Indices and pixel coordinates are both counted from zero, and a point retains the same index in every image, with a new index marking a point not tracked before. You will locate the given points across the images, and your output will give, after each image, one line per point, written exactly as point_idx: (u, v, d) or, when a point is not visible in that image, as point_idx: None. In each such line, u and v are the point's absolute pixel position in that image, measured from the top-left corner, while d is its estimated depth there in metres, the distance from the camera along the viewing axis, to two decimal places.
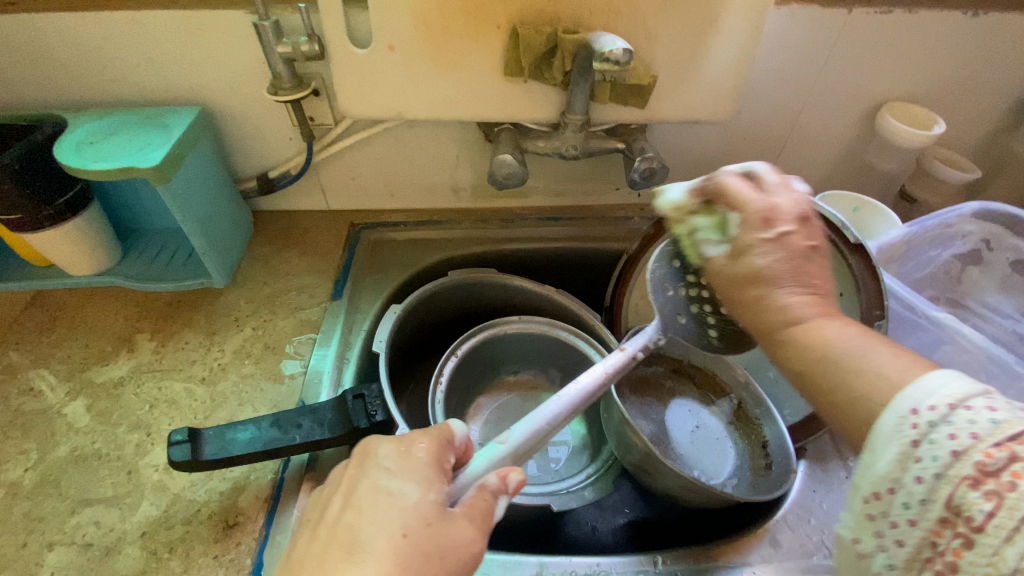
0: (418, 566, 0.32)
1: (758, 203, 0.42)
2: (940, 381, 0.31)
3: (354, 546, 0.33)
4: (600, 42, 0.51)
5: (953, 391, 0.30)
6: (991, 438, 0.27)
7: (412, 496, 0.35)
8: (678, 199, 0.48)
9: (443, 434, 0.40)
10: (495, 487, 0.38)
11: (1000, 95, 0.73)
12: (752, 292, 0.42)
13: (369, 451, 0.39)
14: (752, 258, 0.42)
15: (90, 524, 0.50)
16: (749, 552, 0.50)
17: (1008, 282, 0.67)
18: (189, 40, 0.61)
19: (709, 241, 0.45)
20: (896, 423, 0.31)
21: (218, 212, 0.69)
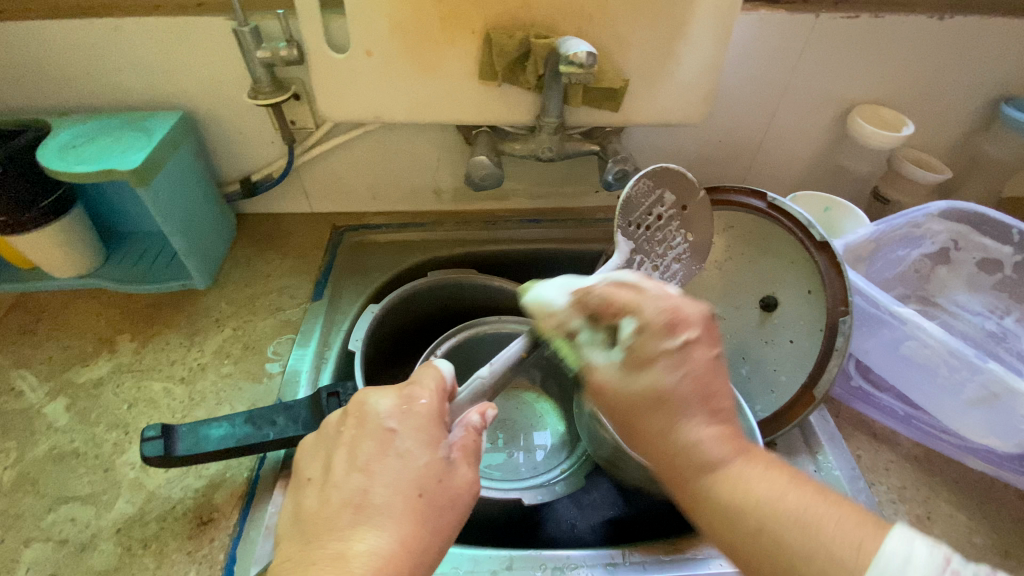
0: (436, 517, 0.37)
1: (658, 308, 0.40)
2: (902, 557, 0.29)
3: (366, 510, 0.36)
4: (567, 46, 0.52)
5: (923, 566, 0.29)
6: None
7: (420, 456, 0.38)
8: (557, 305, 0.46)
9: (439, 384, 0.43)
10: (476, 424, 0.42)
11: (967, 97, 0.75)
12: (656, 421, 0.38)
13: (367, 409, 0.40)
14: (653, 373, 0.38)
15: (66, 521, 0.51)
16: (718, 544, 0.51)
17: (975, 281, 0.69)
18: (170, 45, 0.63)
19: (596, 350, 0.42)
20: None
21: (199, 215, 0.70)
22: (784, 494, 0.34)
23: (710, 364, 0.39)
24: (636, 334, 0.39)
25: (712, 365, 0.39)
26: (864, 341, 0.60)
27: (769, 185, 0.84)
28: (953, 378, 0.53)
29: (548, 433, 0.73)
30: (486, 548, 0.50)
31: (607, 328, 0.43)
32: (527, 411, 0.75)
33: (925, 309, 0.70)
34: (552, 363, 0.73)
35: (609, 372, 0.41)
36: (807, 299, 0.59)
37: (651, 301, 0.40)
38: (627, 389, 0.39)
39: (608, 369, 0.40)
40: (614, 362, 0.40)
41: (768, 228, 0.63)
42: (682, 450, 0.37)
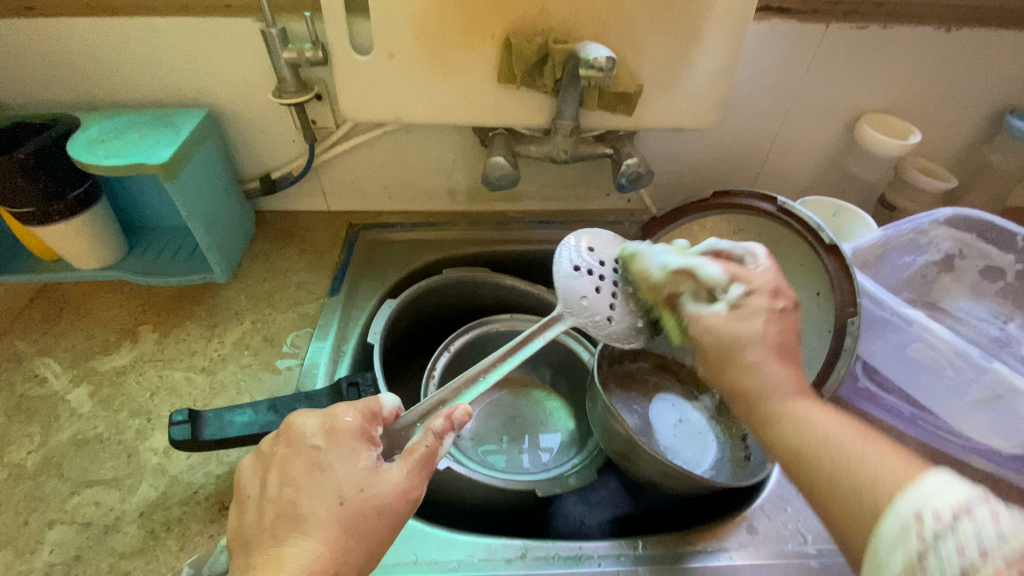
0: (360, 524, 0.38)
1: (761, 278, 0.45)
2: (942, 487, 0.30)
3: (297, 519, 0.37)
4: (587, 51, 0.54)
5: (954, 497, 0.29)
6: (1002, 555, 0.26)
7: (343, 470, 0.39)
8: (716, 275, 0.46)
9: (366, 407, 0.43)
10: (439, 429, 0.42)
11: (975, 106, 0.76)
12: (747, 358, 0.42)
13: (293, 428, 0.41)
14: (750, 323, 0.43)
15: (90, 503, 0.52)
16: (727, 538, 0.52)
17: (979, 289, 0.70)
18: (198, 45, 0.65)
19: (699, 305, 0.47)
20: (900, 529, 0.30)
21: (222, 210, 0.72)
22: (870, 444, 0.36)
23: (780, 320, 0.43)
24: (745, 295, 0.44)
25: (797, 334, 0.44)
26: (871, 343, 0.61)
27: (778, 190, 0.86)
28: (959, 378, 0.54)
29: (557, 432, 0.74)
30: (499, 538, 0.52)
31: (707, 290, 0.47)
32: (537, 409, 0.76)
33: (933, 313, 0.70)
34: (562, 360, 0.75)
35: (713, 318, 0.44)
36: (815, 301, 0.61)
37: (758, 274, 0.45)
38: (731, 330, 0.43)
39: (714, 315, 0.44)
40: (720, 311, 0.44)
41: (778, 230, 0.64)
42: (734, 387, 0.42)
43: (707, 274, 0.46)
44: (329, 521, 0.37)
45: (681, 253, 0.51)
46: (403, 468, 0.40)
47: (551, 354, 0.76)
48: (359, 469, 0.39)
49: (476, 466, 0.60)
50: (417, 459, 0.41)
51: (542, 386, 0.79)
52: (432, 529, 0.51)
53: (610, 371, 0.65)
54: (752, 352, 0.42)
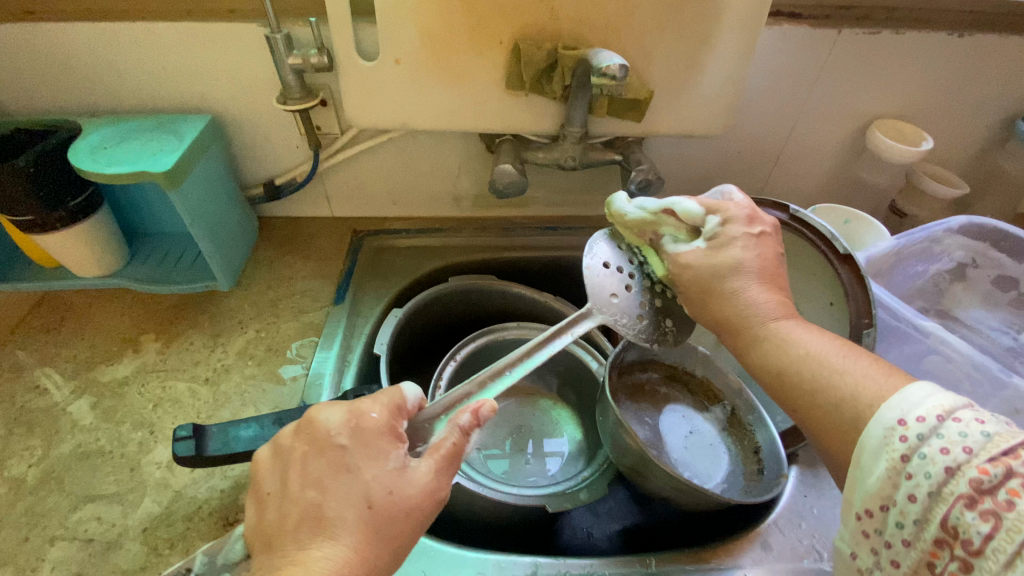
0: (387, 527, 0.37)
1: (745, 204, 0.50)
2: (921, 395, 0.33)
3: (322, 522, 0.36)
4: (598, 58, 0.53)
5: (940, 402, 0.32)
6: (983, 453, 0.29)
7: (371, 471, 0.38)
8: (695, 208, 0.49)
9: (393, 403, 0.41)
10: (467, 424, 0.41)
11: (987, 112, 0.75)
12: (729, 285, 0.46)
13: (316, 425, 0.40)
14: (732, 250, 0.47)
15: (92, 519, 0.51)
16: (741, 554, 0.51)
17: (991, 298, 0.69)
18: (202, 51, 0.64)
19: (680, 241, 0.49)
20: (884, 434, 0.33)
21: (225, 217, 0.71)
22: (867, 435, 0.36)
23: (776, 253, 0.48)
24: (721, 224, 0.48)
25: (776, 256, 0.48)
26: (885, 354, 0.60)
27: (787, 196, 0.85)
28: (977, 392, 0.53)
29: (565, 442, 0.73)
30: (509, 554, 0.51)
31: (685, 227, 0.50)
32: (544, 418, 0.76)
33: (944, 322, 0.69)
34: (569, 369, 0.74)
35: (692, 253, 0.48)
36: (829, 311, 0.60)
37: (733, 203, 0.50)
38: (709, 262, 0.47)
39: (693, 251, 0.48)
40: (700, 247, 0.48)
41: (791, 239, 0.63)
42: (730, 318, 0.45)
43: (688, 210, 0.49)
44: (354, 525, 0.36)
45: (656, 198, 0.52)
46: (431, 464, 0.39)
47: (558, 362, 0.75)
48: (387, 470, 0.38)
49: (483, 479, 0.60)
50: (444, 455, 0.40)
51: (548, 394, 0.78)
52: (440, 545, 0.51)
53: (619, 381, 0.64)
54: (734, 278, 0.46)
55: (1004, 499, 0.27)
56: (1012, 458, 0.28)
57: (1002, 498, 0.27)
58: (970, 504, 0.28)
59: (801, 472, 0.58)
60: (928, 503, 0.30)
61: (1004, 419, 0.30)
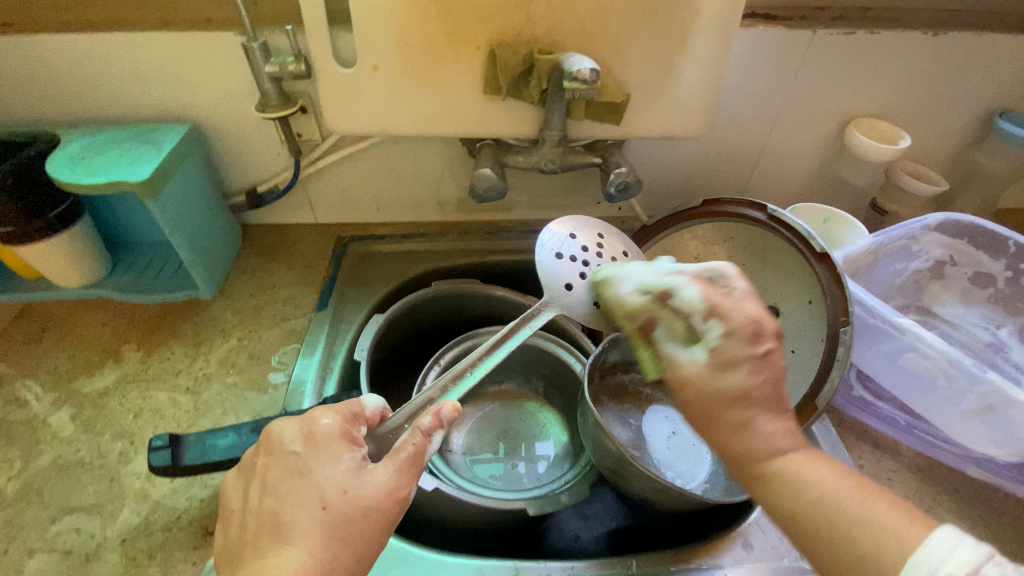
0: (345, 528, 0.36)
1: (743, 316, 0.39)
2: (946, 548, 0.29)
3: (280, 529, 0.36)
4: (571, 63, 0.54)
5: (965, 559, 0.28)
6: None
7: (325, 473, 0.38)
8: (694, 302, 0.41)
9: (348, 411, 0.43)
10: (428, 427, 0.41)
11: (965, 109, 0.76)
12: (736, 416, 0.37)
13: (284, 431, 0.40)
14: (737, 376, 0.38)
15: (71, 531, 0.51)
16: (722, 554, 0.51)
17: (969, 294, 0.70)
18: (180, 60, 0.64)
19: (677, 347, 0.42)
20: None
21: (206, 226, 0.70)
22: (869, 501, 0.33)
23: (781, 377, 0.38)
24: (724, 338, 0.39)
25: (786, 381, 0.39)
26: (864, 351, 0.61)
27: (769, 196, 0.85)
28: (952, 388, 0.54)
29: (551, 443, 0.73)
30: (490, 559, 0.51)
31: (685, 322, 0.43)
32: (530, 421, 0.76)
33: (925, 319, 0.70)
34: (554, 372, 0.74)
35: (692, 368, 0.40)
36: (808, 310, 0.60)
37: (736, 308, 0.39)
38: (709, 387, 0.38)
39: (693, 366, 0.39)
40: (699, 361, 0.39)
41: (769, 238, 0.63)
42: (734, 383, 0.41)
43: (687, 299, 0.42)
44: (310, 528, 0.36)
45: (658, 274, 0.48)
46: (390, 467, 0.39)
47: (543, 365, 0.74)
48: (341, 470, 0.38)
49: (464, 482, 0.60)
50: (405, 458, 0.40)
51: (535, 397, 0.78)
52: (421, 550, 0.50)
53: (602, 384, 0.64)
54: None
55: None
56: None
57: None
58: None
59: None
60: None
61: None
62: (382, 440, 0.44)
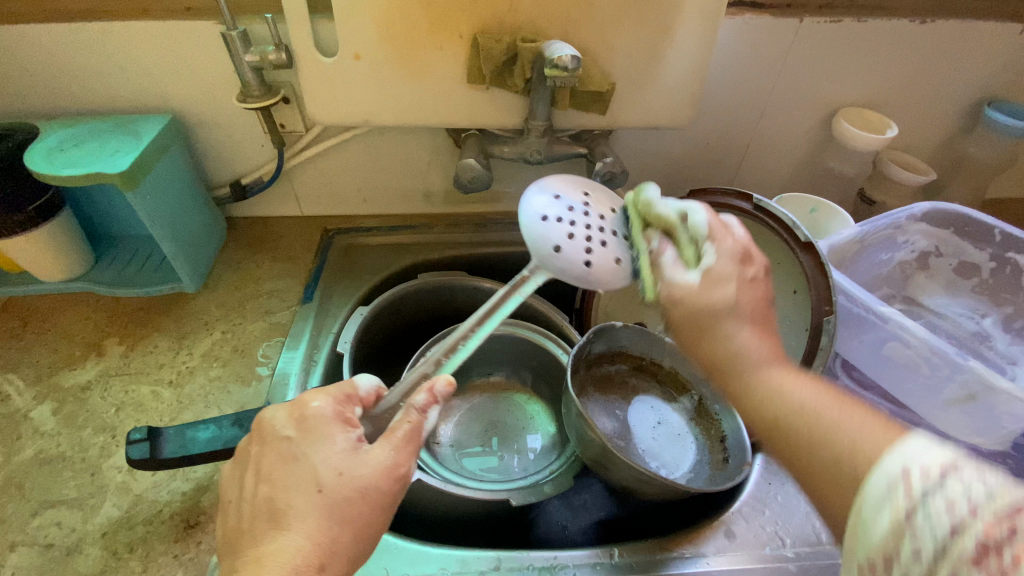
0: (344, 509, 0.36)
1: (734, 241, 0.43)
2: (922, 447, 0.26)
3: (277, 514, 0.35)
4: (552, 50, 0.53)
5: (942, 454, 0.25)
6: (996, 507, 0.22)
7: (319, 454, 0.37)
8: (699, 222, 0.43)
9: (341, 392, 0.42)
10: (422, 404, 0.40)
11: (953, 98, 0.76)
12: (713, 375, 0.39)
13: (263, 423, 0.40)
14: (723, 291, 0.41)
15: (52, 525, 0.51)
16: (705, 543, 0.51)
17: (954, 284, 0.70)
18: (159, 49, 0.63)
19: (675, 265, 0.44)
20: (889, 487, 0.25)
21: (188, 218, 0.70)
22: None
23: (763, 300, 0.42)
24: (717, 257, 0.42)
25: (766, 303, 0.42)
26: (848, 341, 0.61)
27: (758, 187, 0.85)
28: (935, 376, 0.54)
29: (539, 435, 0.73)
30: (473, 549, 0.51)
31: (688, 246, 0.44)
32: (518, 413, 0.76)
33: (910, 308, 0.69)
34: (541, 364, 0.74)
35: (687, 286, 0.42)
36: (793, 299, 0.60)
37: (727, 235, 0.43)
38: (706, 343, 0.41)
39: (688, 282, 0.42)
40: (693, 280, 0.42)
41: (755, 228, 0.63)
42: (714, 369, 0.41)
43: (694, 223, 0.44)
44: (309, 511, 0.35)
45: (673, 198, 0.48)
46: (386, 447, 0.38)
47: (530, 357, 0.74)
48: (336, 452, 0.38)
49: (449, 474, 0.60)
50: (400, 437, 0.39)
51: (522, 388, 0.78)
52: (404, 542, 0.50)
53: (587, 374, 0.64)
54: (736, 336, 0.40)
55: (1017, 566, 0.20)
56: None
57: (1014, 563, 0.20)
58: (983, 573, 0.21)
59: (767, 461, 0.58)
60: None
61: None
62: (378, 420, 0.43)
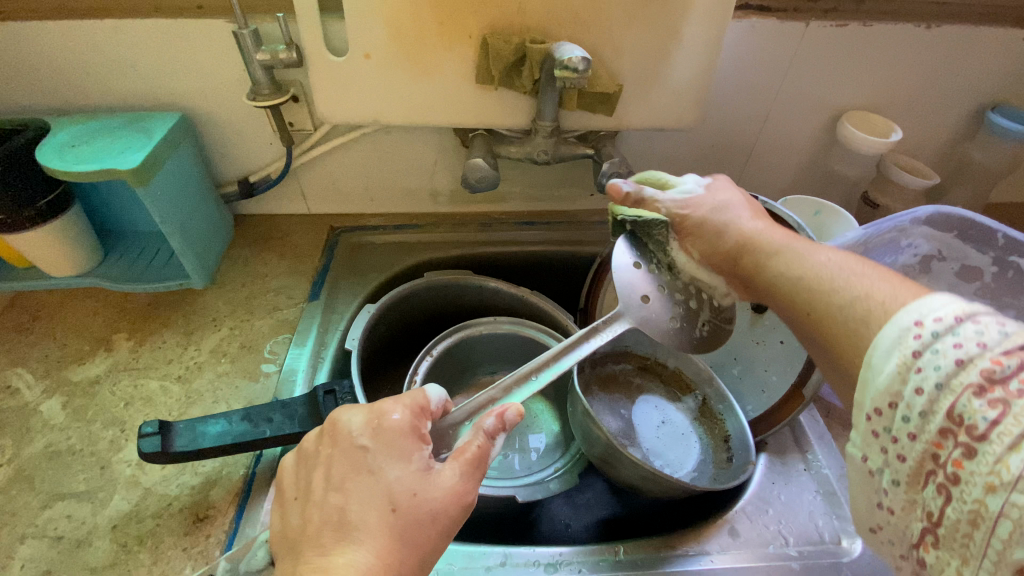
0: (412, 530, 0.36)
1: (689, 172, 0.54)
2: (942, 297, 0.31)
3: (346, 526, 0.36)
4: (561, 51, 0.54)
5: (959, 306, 0.30)
6: (999, 347, 0.27)
7: (394, 472, 0.38)
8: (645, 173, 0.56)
9: (416, 403, 0.42)
10: (492, 428, 0.41)
11: (957, 103, 0.76)
12: None
13: (339, 426, 0.40)
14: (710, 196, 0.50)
15: (62, 517, 0.51)
16: (709, 541, 0.52)
17: (956, 288, 0.70)
18: (171, 47, 0.63)
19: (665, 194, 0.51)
20: (899, 334, 0.30)
21: (197, 214, 0.70)
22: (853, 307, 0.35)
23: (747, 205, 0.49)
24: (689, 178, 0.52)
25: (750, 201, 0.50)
26: None
27: (761, 189, 0.86)
28: None
29: (543, 434, 0.74)
30: (480, 545, 0.51)
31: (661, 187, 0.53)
32: (522, 412, 0.76)
33: None
34: None
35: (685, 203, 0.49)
36: None
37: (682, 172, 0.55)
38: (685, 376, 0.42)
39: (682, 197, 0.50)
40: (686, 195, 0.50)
41: None
42: None
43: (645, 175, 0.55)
44: (378, 529, 0.36)
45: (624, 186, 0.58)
46: (457, 468, 0.39)
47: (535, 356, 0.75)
48: (410, 471, 0.38)
49: None
50: (469, 459, 0.39)
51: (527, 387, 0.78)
52: None
53: (593, 373, 0.66)
54: None
55: (1015, 388, 0.26)
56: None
57: (1014, 388, 0.26)
58: (979, 393, 0.27)
59: (771, 460, 0.59)
60: (934, 396, 0.28)
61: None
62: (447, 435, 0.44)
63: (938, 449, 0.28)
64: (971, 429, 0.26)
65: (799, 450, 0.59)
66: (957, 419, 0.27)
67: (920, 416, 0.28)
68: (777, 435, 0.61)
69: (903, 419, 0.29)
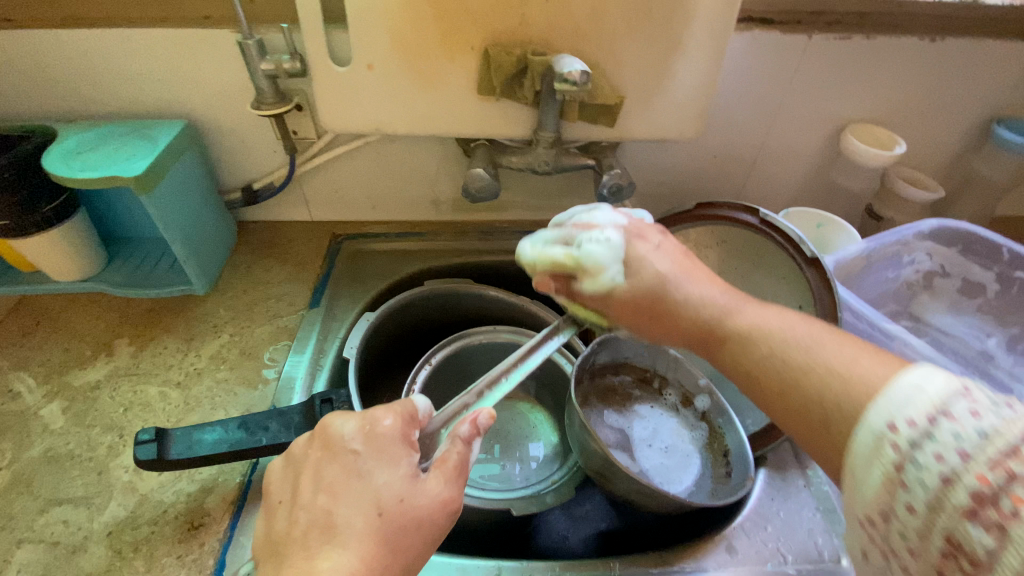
0: (398, 538, 0.36)
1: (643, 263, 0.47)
2: (915, 387, 0.30)
3: (332, 529, 0.35)
4: (562, 64, 0.54)
5: (931, 399, 0.29)
6: (982, 456, 0.27)
7: (383, 477, 0.38)
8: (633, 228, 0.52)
9: (405, 411, 0.42)
10: (467, 435, 0.41)
11: (962, 116, 0.76)
12: None
13: (330, 431, 0.40)
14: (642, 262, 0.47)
15: (58, 522, 0.51)
16: (705, 557, 0.51)
17: (958, 304, 0.70)
18: (177, 56, 0.64)
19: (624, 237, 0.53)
20: (875, 441, 0.30)
21: (201, 221, 0.71)
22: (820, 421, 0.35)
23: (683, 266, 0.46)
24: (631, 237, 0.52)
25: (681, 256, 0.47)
26: None
27: (764, 201, 0.85)
28: None
29: (541, 444, 0.73)
30: (474, 558, 0.51)
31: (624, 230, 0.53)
32: (521, 421, 0.76)
33: (916, 326, 0.69)
34: (546, 373, 0.74)
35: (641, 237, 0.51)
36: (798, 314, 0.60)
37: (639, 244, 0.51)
38: None
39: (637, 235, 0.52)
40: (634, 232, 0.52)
41: (760, 242, 0.63)
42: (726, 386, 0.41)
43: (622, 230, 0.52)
44: (366, 534, 0.35)
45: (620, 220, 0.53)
46: (440, 477, 0.39)
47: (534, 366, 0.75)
48: (399, 476, 0.38)
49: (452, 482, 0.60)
50: (450, 468, 0.39)
51: (526, 397, 0.78)
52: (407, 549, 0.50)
53: (591, 385, 0.65)
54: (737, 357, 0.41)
55: (1008, 508, 0.25)
56: (1014, 458, 0.26)
57: (1007, 507, 0.25)
58: (972, 515, 0.26)
59: (770, 476, 0.58)
60: (928, 515, 0.28)
61: (1001, 401, 0.28)
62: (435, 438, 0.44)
63: (943, 569, 0.28)
64: (972, 555, 0.26)
65: (799, 466, 0.59)
66: (956, 542, 0.27)
67: (917, 536, 0.28)
68: (777, 450, 0.60)
69: (901, 535, 0.29)
